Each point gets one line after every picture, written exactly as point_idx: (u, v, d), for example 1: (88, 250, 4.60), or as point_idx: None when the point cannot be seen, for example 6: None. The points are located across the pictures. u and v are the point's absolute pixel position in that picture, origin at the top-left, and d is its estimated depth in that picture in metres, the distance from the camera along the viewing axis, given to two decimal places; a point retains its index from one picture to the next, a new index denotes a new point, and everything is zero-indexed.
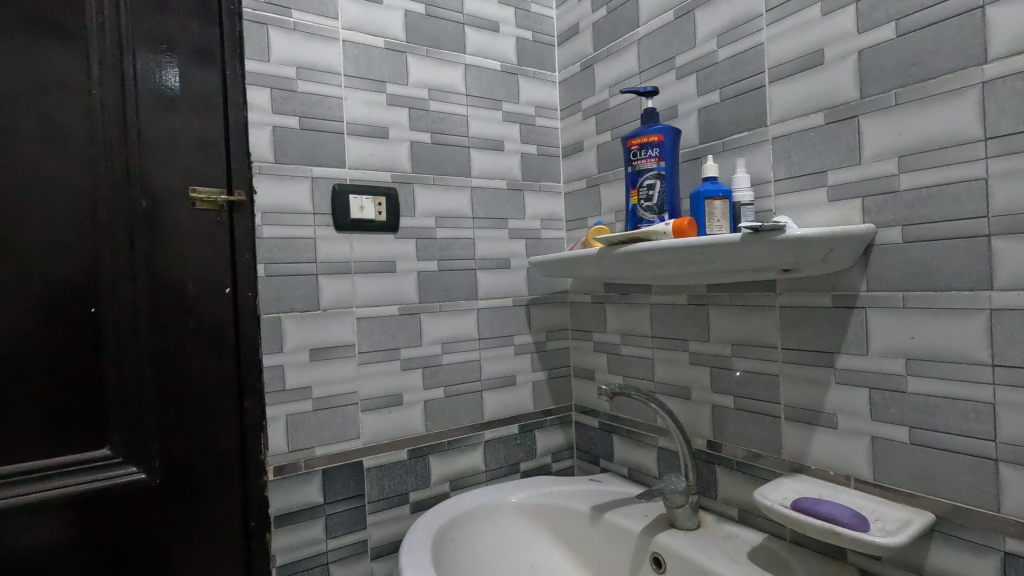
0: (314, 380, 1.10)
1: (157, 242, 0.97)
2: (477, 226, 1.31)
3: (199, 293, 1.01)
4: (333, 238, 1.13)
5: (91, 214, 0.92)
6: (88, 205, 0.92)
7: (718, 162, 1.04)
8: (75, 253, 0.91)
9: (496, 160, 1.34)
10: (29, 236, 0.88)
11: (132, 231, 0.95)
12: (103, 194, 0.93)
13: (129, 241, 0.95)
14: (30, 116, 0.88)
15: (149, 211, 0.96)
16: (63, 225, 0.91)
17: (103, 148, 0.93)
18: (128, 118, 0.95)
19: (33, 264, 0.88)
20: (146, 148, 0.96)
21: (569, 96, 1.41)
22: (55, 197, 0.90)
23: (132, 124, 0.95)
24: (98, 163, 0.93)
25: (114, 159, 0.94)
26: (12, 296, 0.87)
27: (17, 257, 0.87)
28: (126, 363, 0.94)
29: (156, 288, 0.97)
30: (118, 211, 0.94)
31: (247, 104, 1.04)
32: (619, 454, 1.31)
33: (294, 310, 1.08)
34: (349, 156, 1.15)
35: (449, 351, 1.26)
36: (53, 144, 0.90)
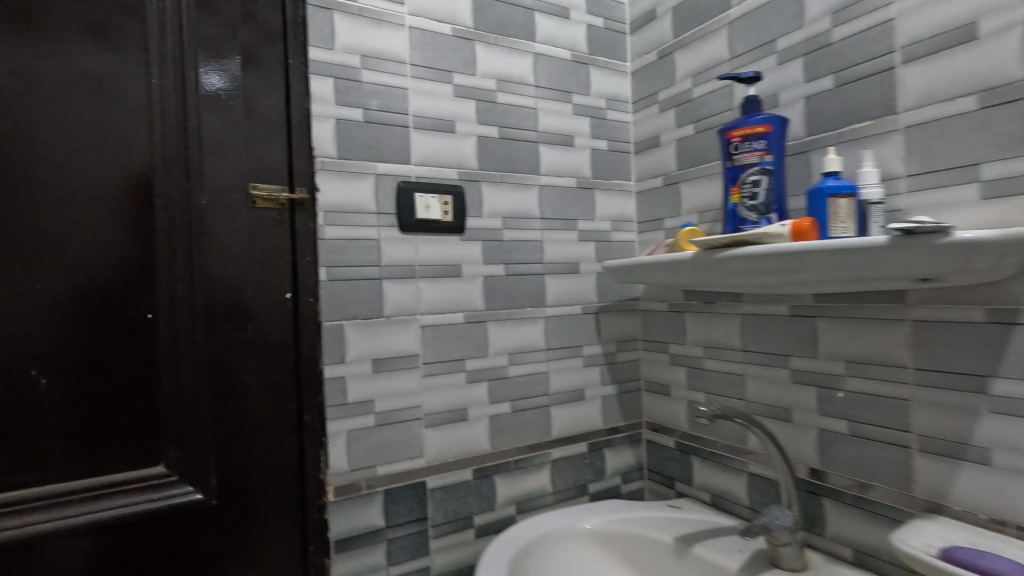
0: (376, 393, 1.01)
1: (216, 243, 0.90)
2: (545, 228, 1.21)
3: (258, 297, 0.93)
4: (398, 240, 1.04)
5: (148, 212, 0.86)
6: (144, 203, 0.86)
7: (834, 155, 0.91)
8: (132, 254, 0.85)
9: (566, 156, 1.24)
10: (85, 235, 0.82)
11: (190, 231, 0.88)
12: (160, 190, 0.87)
13: (187, 241, 0.88)
14: (87, 108, 0.82)
15: (208, 210, 0.90)
16: (120, 224, 0.84)
17: (161, 142, 0.87)
18: (188, 110, 0.88)
19: (88, 266, 0.82)
20: (205, 140, 0.90)
21: (643, 87, 1.31)
22: (111, 193, 0.84)
23: (191, 115, 0.89)
24: (156, 157, 0.87)
25: (173, 153, 0.88)
26: (67, 300, 0.81)
27: (73, 258, 0.81)
28: (182, 373, 0.87)
29: (215, 292, 0.90)
30: (176, 209, 0.87)
31: (310, 96, 0.97)
32: (699, 479, 1.20)
33: (356, 317, 1.00)
34: (414, 151, 1.06)
35: (517, 362, 1.17)
36: (110, 137, 0.84)
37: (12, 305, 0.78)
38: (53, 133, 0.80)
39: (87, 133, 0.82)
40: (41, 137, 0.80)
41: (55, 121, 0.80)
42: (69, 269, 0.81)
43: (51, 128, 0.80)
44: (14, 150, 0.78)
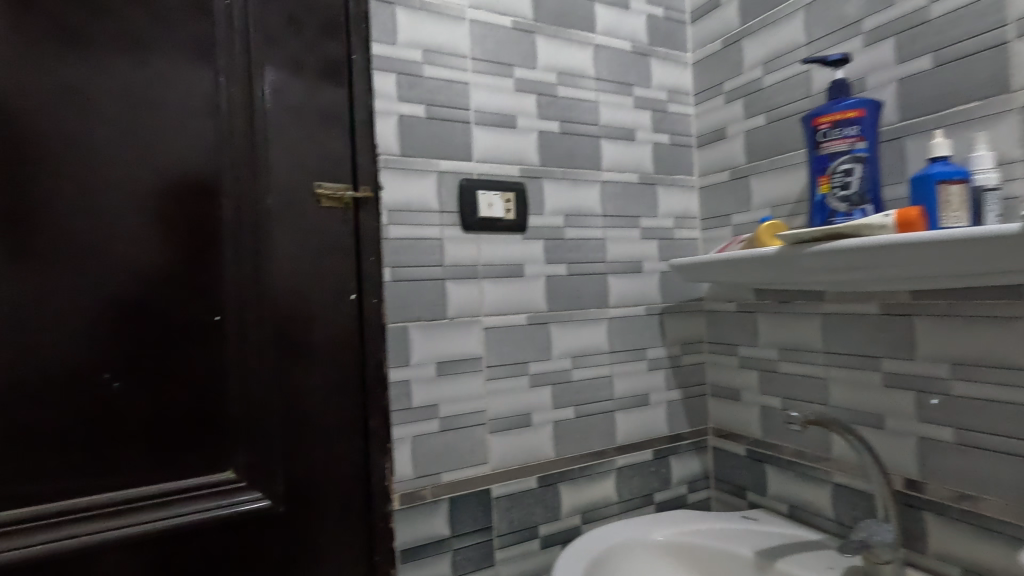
0: (440, 397, 0.98)
1: (282, 244, 0.88)
2: (608, 225, 1.17)
3: (323, 299, 0.91)
4: (461, 239, 1.01)
5: (216, 213, 0.85)
6: (212, 203, 0.84)
7: (948, 135, 0.83)
8: (201, 255, 0.84)
9: (627, 151, 1.19)
10: (156, 236, 0.81)
11: (257, 231, 0.87)
12: (227, 190, 0.85)
13: (254, 242, 0.86)
14: (156, 107, 0.81)
15: (274, 210, 0.88)
16: (189, 225, 0.83)
17: (228, 142, 0.85)
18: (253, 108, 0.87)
19: (158, 268, 0.81)
20: (270, 139, 0.88)
21: (706, 78, 1.25)
22: (180, 194, 0.83)
23: (257, 114, 0.87)
24: (223, 157, 0.85)
25: (240, 152, 0.86)
26: (139, 302, 0.80)
27: (143, 260, 0.80)
28: (250, 376, 0.86)
29: (280, 294, 0.88)
30: (242, 210, 0.86)
31: (373, 92, 0.95)
32: (775, 489, 1.13)
33: (420, 318, 0.97)
34: (476, 147, 1.03)
35: (580, 366, 1.12)
36: (179, 137, 0.83)
37: (87, 308, 0.77)
38: (124, 134, 0.80)
39: (157, 134, 0.81)
40: (113, 138, 0.79)
41: (126, 122, 0.80)
42: (140, 271, 0.80)
43: (122, 129, 0.79)
44: (87, 152, 0.77)
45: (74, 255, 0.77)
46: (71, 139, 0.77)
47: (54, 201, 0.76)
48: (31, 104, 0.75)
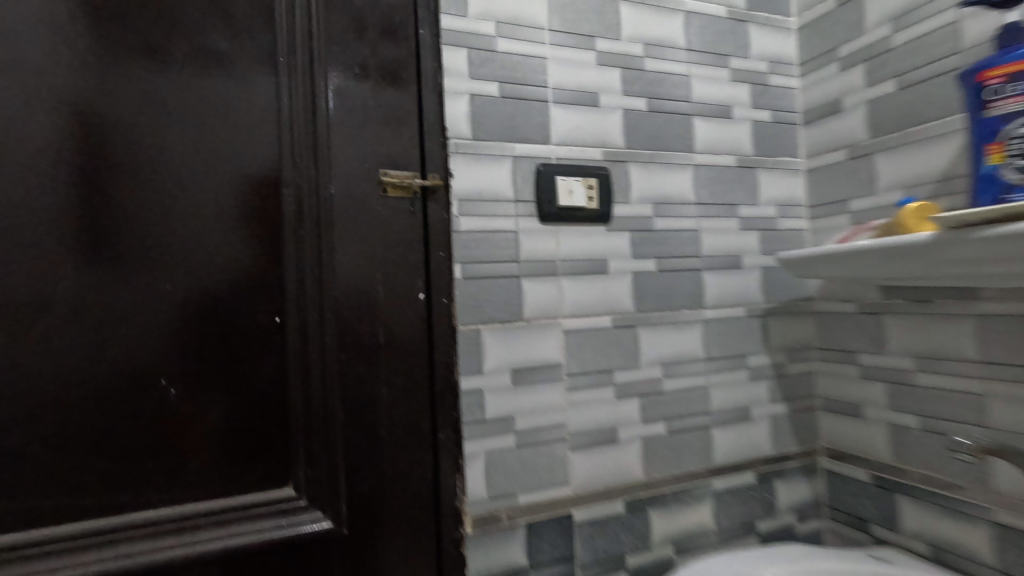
0: (516, 409, 0.87)
1: (345, 237, 0.80)
2: (702, 215, 1.03)
3: (388, 297, 0.82)
4: (538, 232, 0.90)
5: (277, 205, 0.78)
6: (271, 194, 0.77)
7: None
8: (261, 250, 0.77)
9: (723, 131, 1.05)
10: (215, 231, 0.75)
11: (318, 224, 0.79)
12: (288, 179, 0.78)
13: (314, 235, 0.79)
14: (214, 91, 0.75)
15: (336, 200, 0.80)
16: (250, 218, 0.76)
17: (289, 127, 0.78)
18: (314, 89, 0.79)
19: (217, 265, 0.75)
20: (332, 123, 0.80)
21: (815, 43, 1.09)
22: (240, 185, 0.76)
23: (318, 96, 0.79)
24: (284, 144, 0.78)
25: (301, 138, 0.79)
26: (198, 302, 0.74)
27: (202, 257, 0.74)
28: (311, 382, 0.78)
29: (343, 292, 0.80)
30: (303, 200, 0.78)
31: (443, 70, 0.86)
32: (909, 524, 0.95)
33: (494, 321, 0.87)
34: (554, 129, 0.92)
35: (672, 375, 0.99)
36: (239, 123, 0.76)
37: (145, 308, 0.71)
38: (183, 121, 0.74)
39: (216, 120, 0.75)
40: (171, 126, 0.73)
41: (185, 108, 0.74)
42: (200, 268, 0.74)
43: (180, 115, 0.73)
44: (145, 140, 0.72)
45: (131, 253, 0.71)
46: (129, 126, 0.71)
47: (112, 193, 0.70)
48: (88, 90, 0.70)
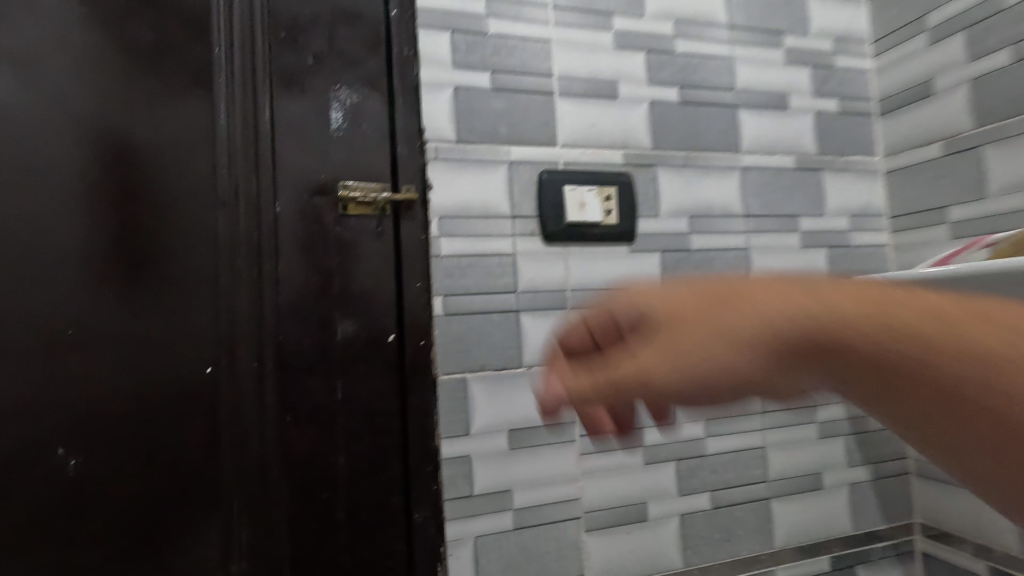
0: (514, 480, 0.69)
1: (294, 265, 0.64)
2: (753, 230, 0.82)
3: (349, 340, 0.65)
4: (542, 255, 0.72)
5: (211, 225, 0.62)
6: (203, 212, 0.62)
7: None
8: (189, 283, 0.61)
9: (778, 125, 0.84)
10: (131, 258, 0.59)
11: (261, 249, 0.63)
12: (225, 194, 0.63)
13: (256, 263, 0.63)
14: (130, 84, 0.60)
15: (285, 220, 0.64)
16: (177, 242, 0.61)
17: (227, 130, 0.63)
18: (256, 84, 0.64)
19: (132, 303, 0.59)
20: (280, 124, 0.64)
21: (895, 13, 0.87)
22: (164, 202, 0.60)
23: (262, 92, 0.64)
24: (221, 150, 0.63)
25: (242, 143, 0.64)
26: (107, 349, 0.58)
27: (114, 292, 0.58)
28: (249, 449, 0.62)
29: (292, 335, 0.63)
30: (243, 221, 0.63)
31: (419, 57, 0.69)
32: None
33: (486, 368, 0.69)
34: (562, 128, 0.74)
35: (718, 433, 0.78)
36: (164, 123, 0.61)
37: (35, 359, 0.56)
38: (92, 121, 0.58)
39: (134, 119, 0.60)
40: (77, 128, 0.58)
41: (94, 104, 0.58)
42: (110, 306, 0.58)
43: (86, 112, 0.58)
44: (39, 146, 0.57)
45: (21, 287, 0.56)
46: (24, 129, 0.56)
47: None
48: None
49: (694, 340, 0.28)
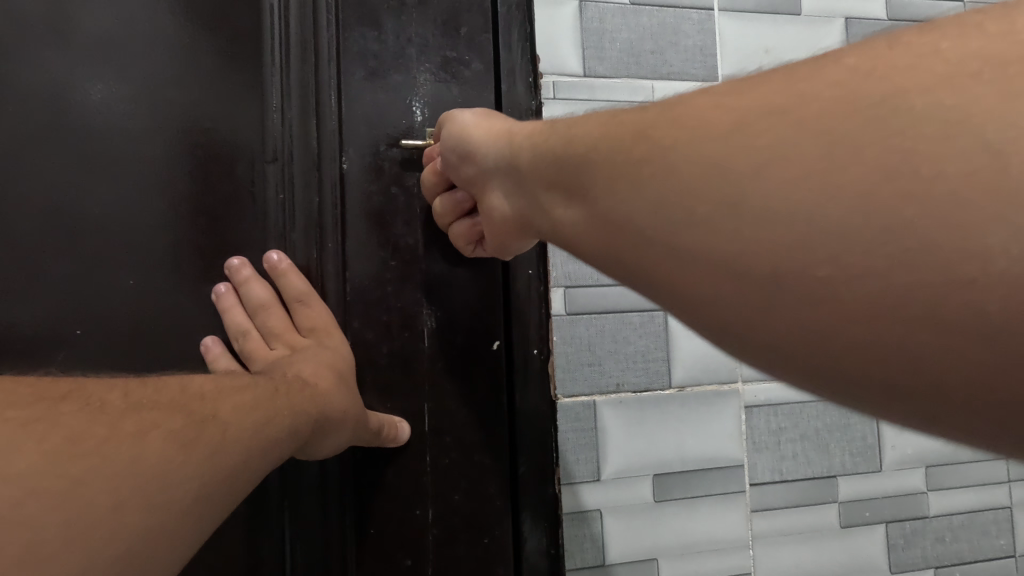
0: (664, 544, 0.50)
1: (368, 241, 0.46)
2: None
3: (437, 347, 0.46)
4: None
5: (258, 188, 0.44)
6: (247, 159, 0.44)
7: None
8: (232, 267, 0.44)
9: None
10: (154, 233, 0.42)
11: (323, 220, 0.45)
12: (274, 145, 0.45)
13: (316, 241, 0.45)
14: None
15: (355, 179, 0.46)
16: (213, 210, 0.43)
17: (277, 56, 0.45)
18: None
19: (157, 296, 0.42)
20: (348, 46, 0.46)
21: None
22: (195, 153, 0.43)
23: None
24: (271, 83, 0.45)
25: (297, 73, 0.45)
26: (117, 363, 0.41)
27: (129, 281, 0.41)
28: (303, 508, 0.43)
29: (361, 337, 0.45)
30: (299, 176, 0.45)
31: None
32: None
33: (623, 389, 0.50)
34: (725, 56, 0.54)
35: (946, 485, 0.55)
36: (193, 45, 0.43)
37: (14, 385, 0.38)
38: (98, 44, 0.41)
39: (153, 40, 0.42)
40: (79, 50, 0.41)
41: (101, 19, 0.41)
42: (122, 301, 0.41)
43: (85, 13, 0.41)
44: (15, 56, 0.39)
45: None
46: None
47: None
48: None
49: (491, 125, 0.39)
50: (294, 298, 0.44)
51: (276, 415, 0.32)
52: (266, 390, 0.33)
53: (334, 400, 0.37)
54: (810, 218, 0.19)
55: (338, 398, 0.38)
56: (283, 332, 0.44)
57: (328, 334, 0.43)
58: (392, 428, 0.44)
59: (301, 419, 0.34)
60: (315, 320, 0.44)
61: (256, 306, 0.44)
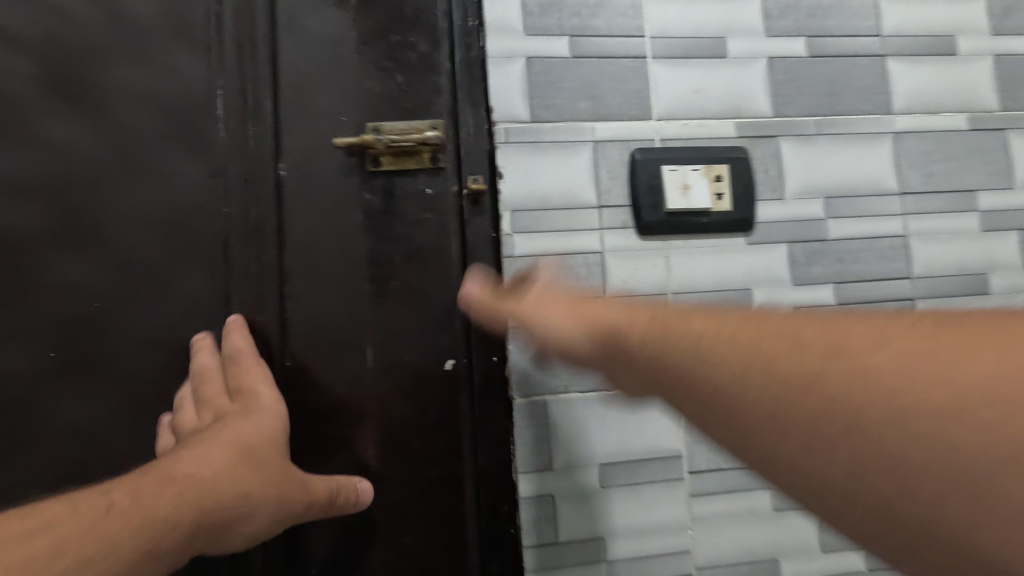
0: (611, 525, 0.57)
1: (305, 243, 0.57)
2: (912, 213, 0.64)
3: (365, 329, 0.57)
4: (636, 251, 0.60)
5: (214, 220, 0.57)
6: (227, 206, 0.57)
7: None
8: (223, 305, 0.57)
9: (944, 75, 0.66)
10: (137, 286, 0.55)
11: (262, 230, 0.57)
12: (233, 179, 0.57)
13: (256, 252, 0.57)
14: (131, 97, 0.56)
15: (290, 186, 0.57)
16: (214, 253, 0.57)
17: (215, 124, 0.57)
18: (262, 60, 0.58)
19: (155, 311, 0.56)
20: (295, 100, 0.58)
21: None
22: (174, 218, 0.56)
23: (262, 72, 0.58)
24: (219, 139, 0.57)
25: (234, 121, 0.57)
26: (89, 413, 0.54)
27: (62, 307, 0.54)
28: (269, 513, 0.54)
29: (304, 320, 0.57)
30: (256, 205, 0.57)
31: (486, 26, 0.59)
32: None
33: (572, 389, 0.57)
34: (658, 96, 0.61)
35: None
36: (168, 132, 0.57)
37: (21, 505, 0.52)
38: (84, 144, 0.56)
39: (128, 131, 0.56)
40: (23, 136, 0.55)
41: (82, 133, 0.56)
42: (144, 330, 0.55)
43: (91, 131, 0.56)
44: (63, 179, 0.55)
45: (24, 325, 0.54)
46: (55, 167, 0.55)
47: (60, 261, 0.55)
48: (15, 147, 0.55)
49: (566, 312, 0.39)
50: (229, 355, 0.54)
51: (157, 512, 0.36)
52: (120, 506, 0.35)
53: (230, 488, 0.41)
54: (869, 421, 0.23)
55: (239, 484, 0.42)
56: (213, 399, 0.52)
57: (253, 399, 0.51)
58: (350, 493, 0.52)
59: (170, 535, 0.36)
60: (242, 378, 0.53)
61: (201, 372, 0.53)
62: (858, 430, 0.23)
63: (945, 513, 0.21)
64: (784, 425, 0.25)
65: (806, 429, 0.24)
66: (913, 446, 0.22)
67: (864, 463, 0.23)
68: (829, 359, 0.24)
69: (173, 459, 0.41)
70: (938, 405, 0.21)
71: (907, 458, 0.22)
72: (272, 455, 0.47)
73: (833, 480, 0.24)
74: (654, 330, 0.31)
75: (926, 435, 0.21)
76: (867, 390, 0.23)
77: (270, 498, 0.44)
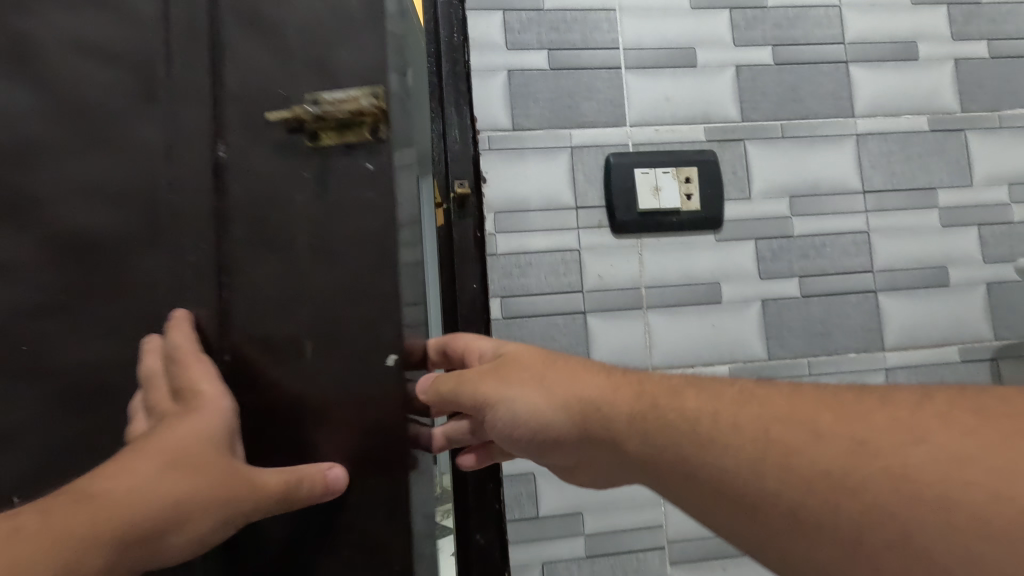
0: (587, 502, 0.62)
1: (249, 216, 0.45)
2: (873, 210, 0.68)
3: (320, 328, 0.44)
4: (611, 248, 0.64)
5: (200, 202, 0.47)
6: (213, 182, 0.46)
7: None
8: (176, 303, 0.47)
9: (906, 80, 0.69)
10: (99, 298, 0.47)
11: (220, 215, 0.46)
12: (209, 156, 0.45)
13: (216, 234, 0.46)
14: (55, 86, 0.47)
15: (250, 156, 0.45)
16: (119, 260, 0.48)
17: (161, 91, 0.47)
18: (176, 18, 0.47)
19: (167, 299, 0.48)
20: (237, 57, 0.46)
21: None
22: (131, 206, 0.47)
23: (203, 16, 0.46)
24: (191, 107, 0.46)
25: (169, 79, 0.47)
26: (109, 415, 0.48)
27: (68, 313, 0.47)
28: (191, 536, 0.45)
29: (253, 309, 0.45)
30: (197, 191, 0.47)
31: (470, 41, 0.64)
32: None
33: None
34: (632, 104, 0.66)
35: None
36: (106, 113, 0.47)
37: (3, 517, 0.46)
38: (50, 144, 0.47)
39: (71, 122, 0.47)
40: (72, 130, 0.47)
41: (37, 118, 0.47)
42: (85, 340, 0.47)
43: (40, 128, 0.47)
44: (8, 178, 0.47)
45: None
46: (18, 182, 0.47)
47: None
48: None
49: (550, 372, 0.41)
50: (172, 352, 0.45)
51: (60, 539, 0.31)
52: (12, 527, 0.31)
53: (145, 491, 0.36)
54: (886, 507, 0.25)
55: (163, 490, 0.36)
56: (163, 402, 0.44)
57: (197, 399, 0.43)
58: (317, 481, 0.43)
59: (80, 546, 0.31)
60: (186, 378, 0.44)
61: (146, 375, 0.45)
62: (872, 508, 0.26)
63: (949, 549, 0.23)
64: (802, 491, 0.28)
65: (816, 499, 0.27)
66: (930, 525, 0.24)
67: (873, 520, 0.25)
68: (848, 441, 0.27)
69: (91, 476, 0.36)
70: (953, 479, 0.24)
71: (914, 508, 0.24)
72: (208, 458, 0.39)
73: (828, 550, 0.27)
74: (647, 405, 0.36)
75: (938, 521, 0.24)
76: (890, 464, 0.26)
77: (214, 496, 0.38)
